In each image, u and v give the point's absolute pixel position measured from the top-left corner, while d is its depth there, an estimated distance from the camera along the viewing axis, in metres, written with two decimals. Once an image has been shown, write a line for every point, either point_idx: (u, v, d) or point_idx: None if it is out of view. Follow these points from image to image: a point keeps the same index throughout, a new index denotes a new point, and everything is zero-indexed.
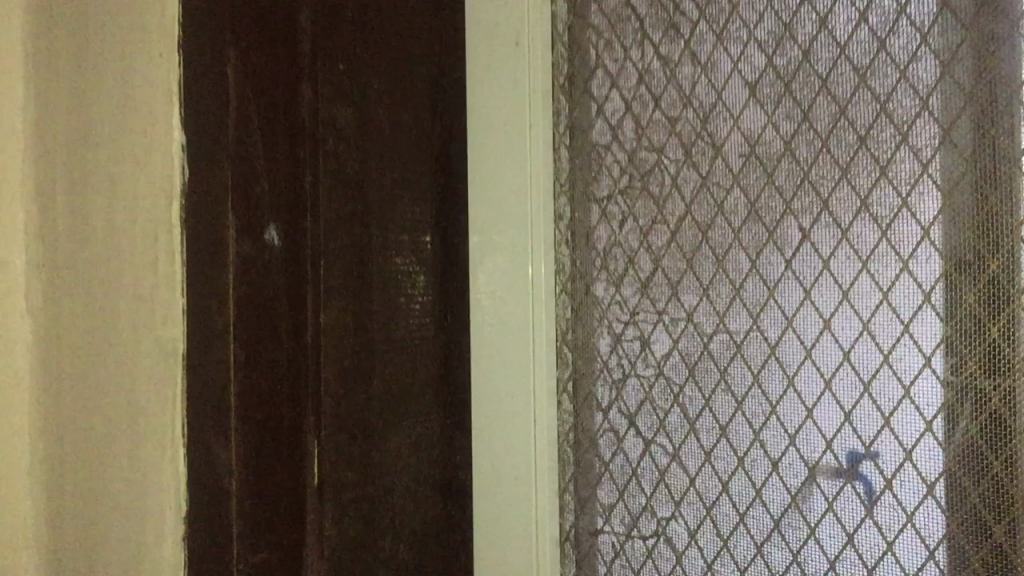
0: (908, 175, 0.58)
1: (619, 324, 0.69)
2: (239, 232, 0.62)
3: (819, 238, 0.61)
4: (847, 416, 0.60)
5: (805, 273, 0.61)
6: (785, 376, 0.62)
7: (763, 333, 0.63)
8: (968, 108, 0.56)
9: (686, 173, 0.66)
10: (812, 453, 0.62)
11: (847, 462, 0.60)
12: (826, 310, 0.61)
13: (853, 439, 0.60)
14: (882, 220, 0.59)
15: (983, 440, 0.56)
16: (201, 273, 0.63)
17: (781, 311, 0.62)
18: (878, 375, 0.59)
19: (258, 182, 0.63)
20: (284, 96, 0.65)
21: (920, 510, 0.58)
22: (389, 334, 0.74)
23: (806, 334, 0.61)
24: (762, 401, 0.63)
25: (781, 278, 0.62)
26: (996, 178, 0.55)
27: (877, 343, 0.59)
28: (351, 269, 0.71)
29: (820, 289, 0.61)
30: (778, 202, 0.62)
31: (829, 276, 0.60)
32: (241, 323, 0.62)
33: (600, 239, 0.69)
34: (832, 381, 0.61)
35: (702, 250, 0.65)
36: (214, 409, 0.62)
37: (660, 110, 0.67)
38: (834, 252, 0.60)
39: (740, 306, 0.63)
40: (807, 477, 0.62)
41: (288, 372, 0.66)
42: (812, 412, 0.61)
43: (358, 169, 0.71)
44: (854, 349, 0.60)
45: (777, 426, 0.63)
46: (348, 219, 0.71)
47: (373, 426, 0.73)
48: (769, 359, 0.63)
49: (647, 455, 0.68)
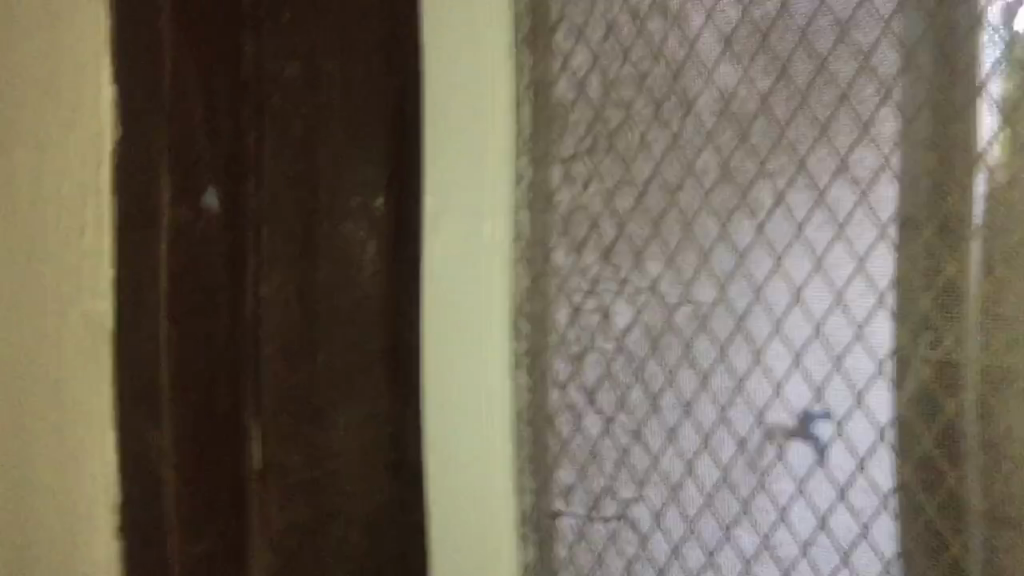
0: (888, 136, 0.55)
1: (579, 294, 0.64)
2: (178, 192, 0.60)
3: (794, 202, 0.57)
4: (817, 395, 0.56)
5: (777, 241, 0.57)
6: (754, 351, 0.58)
7: (728, 305, 0.59)
8: (944, 66, 0.53)
9: (656, 132, 0.62)
10: (779, 431, 0.58)
11: (815, 445, 0.57)
12: (798, 280, 0.57)
13: (827, 419, 0.56)
14: (861, 183, 0.55)
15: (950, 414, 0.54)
16: (140, 242, 0.61)
17: (748, 280, 0.58)
18: (852, 349, 0.56)
19: (196, 140, 0.60)
20: (222, 53, 0.62)
21: (896, 499, 0.55)
22: (332, 305, 0.69)
23: (774, 305, 0.58)
24: (727, 378, 0.59)
25: (751, 246, 0.58)
26: (967, 142, 0.53)
27: (851, 315, 0.55)
28: (295, 236, 0.69)
29: (791, 260, 0.57)
30: (750, 163, 0.58)
31: (800, 244, 0.57)
32: (177, 293, 0.60)
33: (562, 203, 0.64)
34: (801, 357, 0.57)
35: (670, 214, 0.61)
36: (149, 381, 0.61)
37: (629, 64, 0.62)
38: (805, 219, 0.56)
39: (707, 275, 0.60)
40: (774, 460, 0.58)
41: (224, 346, 0.62)
42: (779, 389, 0.58)
43: (305, 130, 0.69)
44: (828, 321, 0.56)
45: (743, 403, 0.59)
46: (290, 183, 0.68)
47: (318, 405, 0.69)
48: (734, 334, 0.59)
49: (608, 434, 0.64)
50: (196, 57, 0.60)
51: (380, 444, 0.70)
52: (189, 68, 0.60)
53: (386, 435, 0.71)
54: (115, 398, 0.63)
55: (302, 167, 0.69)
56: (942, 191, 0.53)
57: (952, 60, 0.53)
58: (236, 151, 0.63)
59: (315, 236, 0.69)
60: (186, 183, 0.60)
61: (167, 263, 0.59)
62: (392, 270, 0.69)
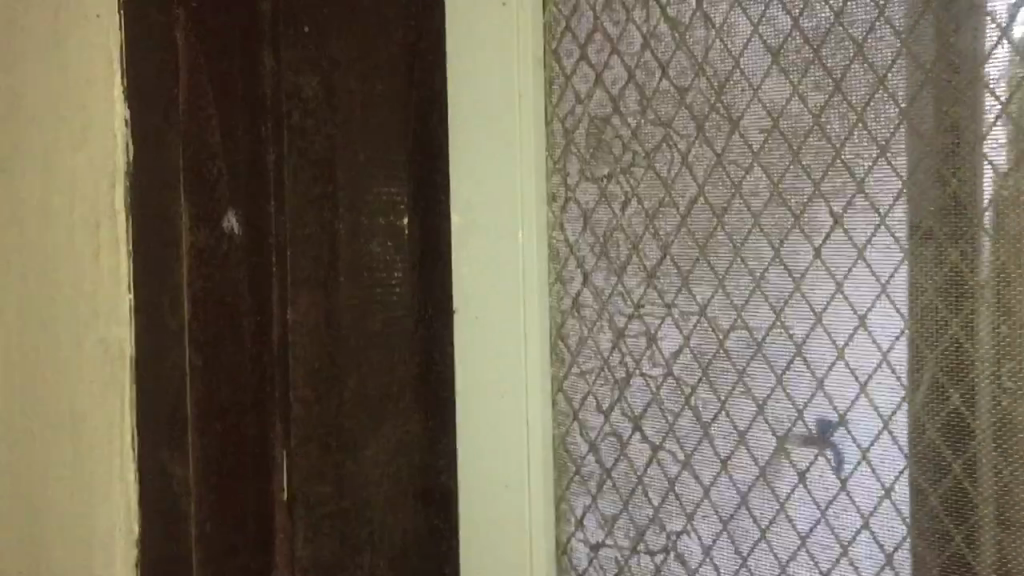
0: (919, 153, 0.52)
1: (622, 317, 0.62)
2: (196, 219, 0.56)
3: (854, 224, 0.54)
4: (881, 416, 0.54)
5: (838, 264, 0.54)
6: (816, 378, 0.55)
7: (787, 329, 0.56)
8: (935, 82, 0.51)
9: (700, 149, 0.59)
10: (845, 464, 0.55)
11: (877, 467, 0.54)
12: (861, 306, 0.54)
13: (883, 436, 0.54)
14: (927, 206, 0.52)
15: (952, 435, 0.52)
16: (153, 267, 0.56)
17: (808, 304, 0.55)
18: (919, 380, 0.52)
19: (215, 162, 0.57)
20: (241, 70, 0.59)
21: (925, 528, 0.53)
22: (362, 331, 0.66)
23: (835, 331, 0.55)
24: (788, 406, 0.56)
25: (809, 268, 0.55)
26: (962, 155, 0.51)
27: (918, 341, 0.52)
28: (323, 260, 0.63)
29: (854, 284, 0.54)
30: (801, 182, 0.55)
31: (866, 261, 0.54)
32: (196, 323, 0.57)
33: (600, 223, 0.63)
34: (868, 385, 0.54)
35: (716, 236, 0.58)
36: (167, 417, 0.56)
37: (668, 80, 0.60)
38: (870, 236, 0.53)
39: (762, 298, 0.57)
40: (836, 495, 0.55)
41: (252, 376, 0.60)
42: (842, 419, 0.55)
43: (328, 145, 0.64)
44: (894, 349, 0.53)
45: (805, 432, 0.56)
46: (315, 201, 0.63)
47: (350, 436, 0.65)
48: (795, 359, 0.56)
49: (654, 463, 0.62)
50: (213, 75, 0.57)
51: (414, 472, 0.69)
52: (204, 86, 0.57)
53: (417, 462, 0.70)
54: (135, 437, 0.57)
55: (327, 185, 0.63)
56: (949, 206, 0.51)
57: (998, 71, 0.49)
58: (256, 169, 0.60)
59: (340, 256, 0.64)
60: (208, 206, 0.57)
61: (185, 290, 0.56)
62: (420, 287, 0.69)
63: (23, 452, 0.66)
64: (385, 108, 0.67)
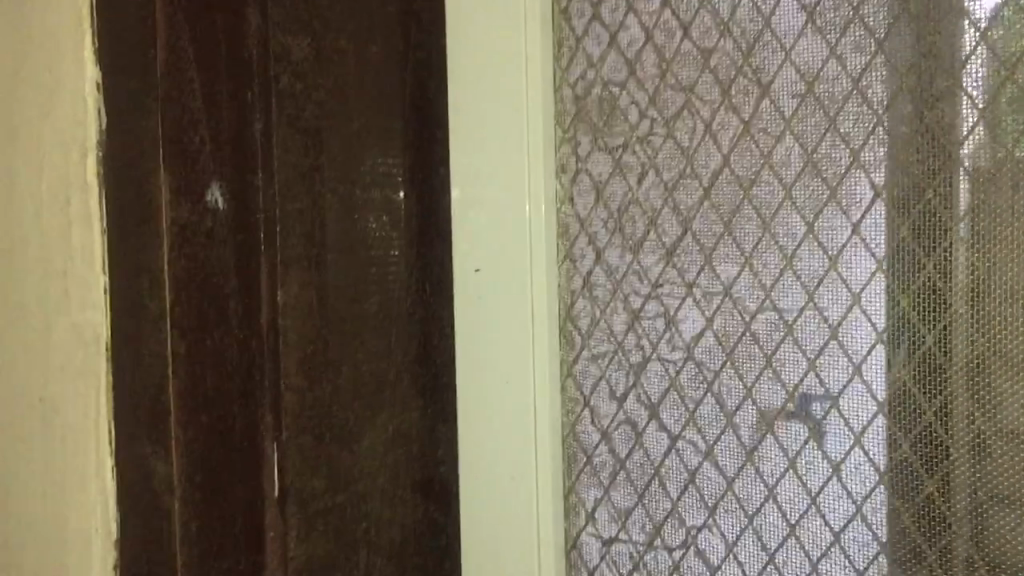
0: (901, 128, 0.50)
1: (638, 299, 0.58)
2: (178, 193, 0.51)
3: (888, 196, 0.51)
4: (903, 398, 0.51)
5: (877, 239, 0.51)
6: (858, 361, 0.52)
7: (820, 310, 0.53)
8: (920, 52, 0.49)
9: (724, 116, 0.54)
10: (883, 454, 0.52)
11: (916, 453, 0.51)
12: (903, 286, 0.51)
13: (924, 418, 0.51)
14: (922, 182, 0.50)
15: (921, 418, 0.51)
16: (131, 244, 0.52)
17: (846, 284, 0.52)
18: (932, 360, 0.50)
19: (195, 131, 0.52)
20: (225, 27, 0.53)
21: (904, 512, 0.52)
22: (357, 314, 0.61)
23: (880, 310, 0.51)
24: (822, 393, 0.53)
25: (847, 246, 0.52)
26: (940, 130, 0.49)
27: (926, 321, 0.50)
28: (314, 238, 0.58)
29: (896, 261, 0.51)
30: (831, 154, 0.52)
31: (910, 236, 0.50)
32: (179, 306, 0.52)
33: (614, 196, 0.59)
34: (906, 369, 0.51)
35: (742, 211, 0.54)
36: (149, 406, 0.52)
37: (690, 41, 0.55)
38: (914, 208, 0.50)
39: (793, 278, 0.53)
40: (877, 487, 0.52)
41: (239, 366, 0.55)
42: (881, 406, 0.52)
43: (320, 113, 0.58)
44: (934, 329, 0.50)
45: (839, 422, 0.53)
46: (307, 175, 0.57)
47: (344, 425, 0.60)
48: (829, 343, 0.53)
49: (673, 453, 0.58)
50: (195, 32, 0.51)
51: (413, 464, 0.65)
52: (184, 45, 0.51)
53: (416, 453, 0.65)
54: (108, 421, 0.55)
55: (319, 155, 0.58)
56: (929, 184, 0.50)
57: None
58: (240, 139, 0.54)
59: (332, 233, 0.59)
60: (190, 179, 0.52)
61: (166, 274, 0.51)
62: (419, 265, 0.65)
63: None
64: (379, 72, 0.62)
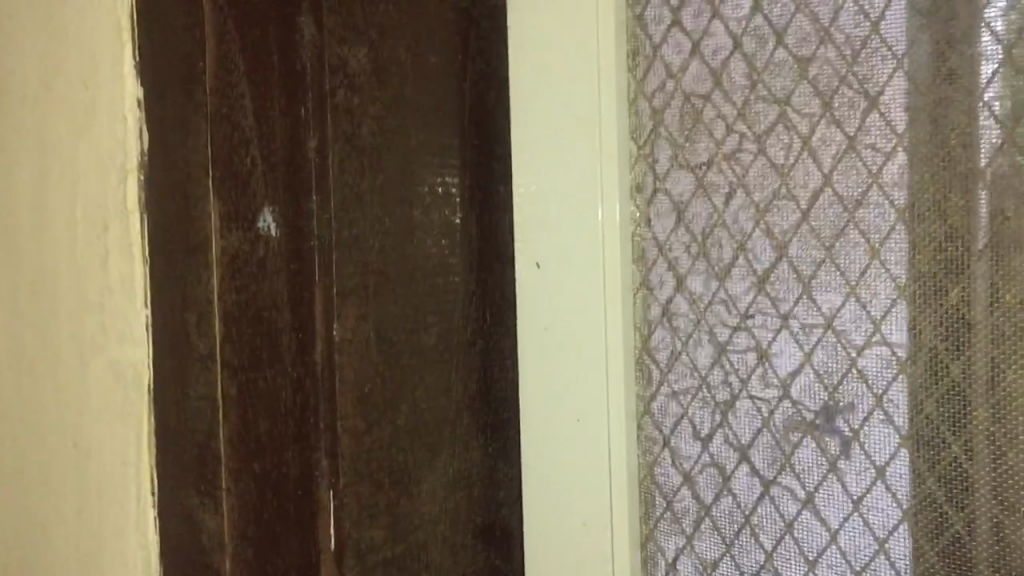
0: (919, 147, 0.47)
1: (724, 330, 0.53)
2: (226, 220, 0.47)
3: (903, 215, 0.48)
4: (921, 424, 0.48)
5: (990, 251, 0.46)
6: (912, 391, 0.48)
7: (945, 341, 0.47)
8: (932, 66, 0.47)
9: (826, 131, 0.50)
10: (944, 486, 0.48)
11: (940, 483, 0.48)
12: (948, 304, 0.47)
13: (987, 452, 0.47)
14: (958, 194, 0.46)
15: (943, 445, 0.48)
16: (178, 277, 0.48)
17: (968, 308, 0.47)
18: (971, 382, 0.47)
19: (247, 152, 0.48)
20: (277, 36, 0.49)
21: (933, 547, 0.48)
22: (419, 348, 0.56)
23: (948, 337, 0.47)
24: (940, 429, 0.48)
25: (968, 265, 0.47)
26: (960, 142, 0.46)
27: (972, 341, 0.47)
28: (374, 263, 0.53)
29: (973, 275, 0.46)
30: (917, 178, 0.47)
31: (972, 254, 0.46)
32: (231, 346, 0.47)
33: (697, 218, 0.54)
34: (966, 393, 0.47)
35: (847, 234, 0.49)
36: (194, 457, 0.48)
37: (785, 49, 0.50)
38: (962, 225, 0.46)
39: (903, 305, 0.48)
40: (919, 523, 0.49)
41: (293, 407, 0.50)
42: (909, 434, 0.49)
43: (378, 129, 0.53)
44: (977, 348, 0.47)
45: (938, 456, 0.48)
46: (368, 197, 0.53)
47: (403, 470, 0.55)
48: (949, 374, 0.47)
49: (766, 499, 0.53)
50: (245, 46, 0.48)
51: (475, 509, 0.60)
52: (235, 59, 0.47)
53: (478, 496, 0.60)
54: (149, 468, 0.50)
55: (375, 176, 0.53)
56: (950, 202, 0.47)
57: None
58: (294, 159, 0.50)
59: (392, 259, 0.54)
60: (240, 207, 0.48)
61: (216, 309, 0.47)
62: (479, 292, 0.60)
63: (37, 489, 0.58)
64: (439, 85, 0.57)
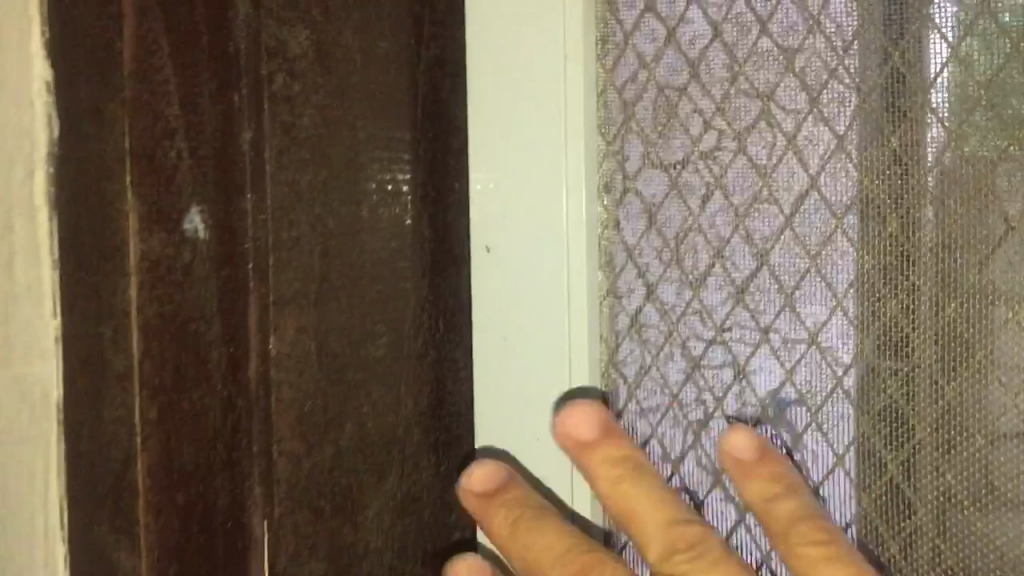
0: (871, 137, 0.45)
1: (699, 343, 0.50)
2: (147, 221, 0.41)
3: (854, 206, 0.46)
4: (864, 418, 0.47)
5: (950, 245, 0.44)
6: (857, 386, 0.47)
7: (911, 342, 0.46)
8: (888, 56, 0.45)
9: (813, 129, 0.46)
10: (892, 478, 0.47)
11: (882, 473, 0.47)
12: (898, 299, 0.46)
13: (948, 484, 0.46)
14: (913, 185, 0.45)
15: (885, 438, 0.47)
16: (94, 285, 0.42)
17: (926, 304, 0.45)
18: (917, 376, 0.46)
19: (170, 143, 0.42)
20: (207, 15, 0.44)
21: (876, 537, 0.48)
22: (366, 363, 0.51)
23: (905, 376, 0.46)
24: (895, 426, 0.47)
25: (926, 259, 0.45)
26: (911, 131, 0.44)
27: (919, 334, 0.45)
28: (315, 270, 0.48)
29: (924, 268, 0.45)
30: (882, 169, 0.45)
31: (917, 244, 0.45)
32: (151, 362, 0.42)
33: (670, 221, 0.50)
34: (914, 388, 0.46)
35: (834, 243, 0.46)
36: (110, 486, 0.42)
37: (769, 38, 0.47)
38: (909, 216, 0.45)
39: (866, 305, 0.46)
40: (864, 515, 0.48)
41: (224, 429, 0.45)
42: (854, 427, 0.47)
43: (320, 119, 0.48)
44: (923, 341, 0.45)
45: (887, 450, 0.47)
46: (307, 194, 0.48)
47: (345, 494, 0.51)
48: (905, 373, 0.46)
49: (742, 525, 0.51)
50: (170, 25, 0.42)
51: (424, 532, 0.55)
52: (158, 39, 0.42)
53: (427, 520, 0.55)
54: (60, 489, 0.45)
55: (319, 172, 0.48)
56: (900, 192, 0.45)
57: None
58: (227, 151, 0.45)
59: (334, 265, 0.49)
60: (162, 205, 0.42)
61: (133, 321, 0.41)
62: (431, 298, 0.55)
63: None
64: (389, 71, 0.52)
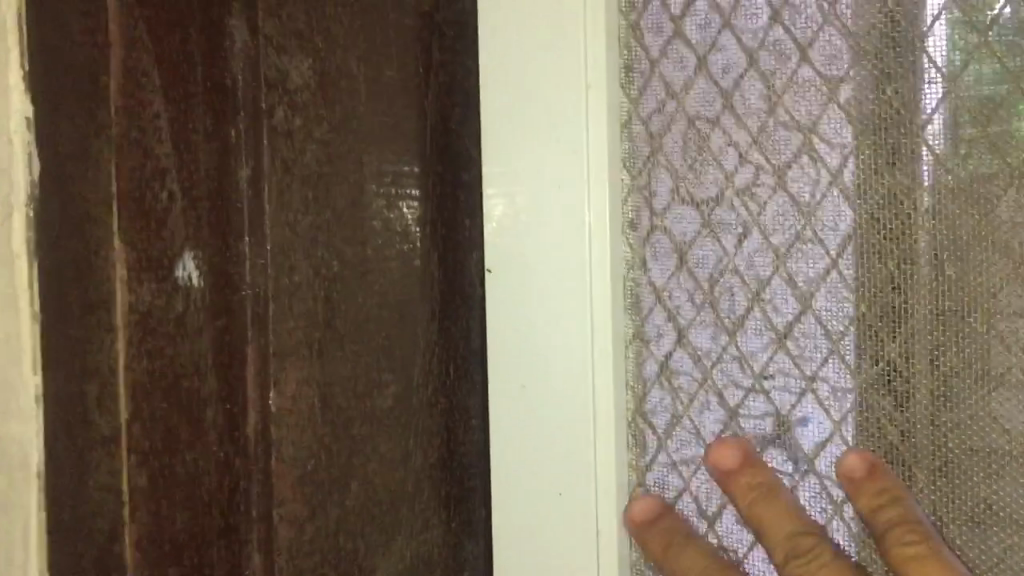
0: (868, 158, 0.43)
1: (736, 391, 0.46)
2: (136, 269, 0.38)
3: (853, 230, 0.43)
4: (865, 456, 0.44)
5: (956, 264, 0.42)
6: (857, 421, 0.44)
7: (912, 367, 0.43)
8: (892, 76, 0.42)
9: (864, 164, 0.43)
10: None
11: None
12: (901, 324, 0.43)
13: (1015, 545, 0.42)
14: (913, 202, 0.42)
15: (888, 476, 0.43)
16: (78, 339, 0.39)
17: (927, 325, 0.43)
18: (921, 402, 0.43)
19: (162, 185, 0.39)
20: (202, 46, 0.40)
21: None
22: (371, 416, 0.47)
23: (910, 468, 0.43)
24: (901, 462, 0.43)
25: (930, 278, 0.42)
26: (904, 148, 0.42)
27: (923, 360, 0.43)
28: (320, 320, 0.45)
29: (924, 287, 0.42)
30: (877, 189, 0.43)
31: (915, 263, 0.43)
32: (140, 424, 0.38)
33: (704, 262, 0.46)
34: (921, 417, 0.43)
35: (888, 285, 0.43)
36: (97, 558, 0.39)
37: (809, 67, 0.43)
38: (908, 234, 0.42)
39: (871, 334, 0.43)
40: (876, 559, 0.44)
41: (220, 493, 0.41)
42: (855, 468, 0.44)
43: (324, 155, 0.45)
44: (926, 365, 0.43)
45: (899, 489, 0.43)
46: (308, 236, 0.44)
47: (351, 558, 0.47)
48: (912, 401, 0.43)
49: None
50: (160, 57, 0.39)
51: None
52: (148, 72, 0.38)
53: None
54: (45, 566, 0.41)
55: (322, 213, 0.45)
56: (899, 212, 0.42)
57: None
58: (224, 191, 0.41)
59: (337, 312, 0.45)
60: (152, 252, 0.39)
61: (120, 378, 0.38)
62: (444, 342, 0.51)
63: None
64: (397, 101, 0.49)
